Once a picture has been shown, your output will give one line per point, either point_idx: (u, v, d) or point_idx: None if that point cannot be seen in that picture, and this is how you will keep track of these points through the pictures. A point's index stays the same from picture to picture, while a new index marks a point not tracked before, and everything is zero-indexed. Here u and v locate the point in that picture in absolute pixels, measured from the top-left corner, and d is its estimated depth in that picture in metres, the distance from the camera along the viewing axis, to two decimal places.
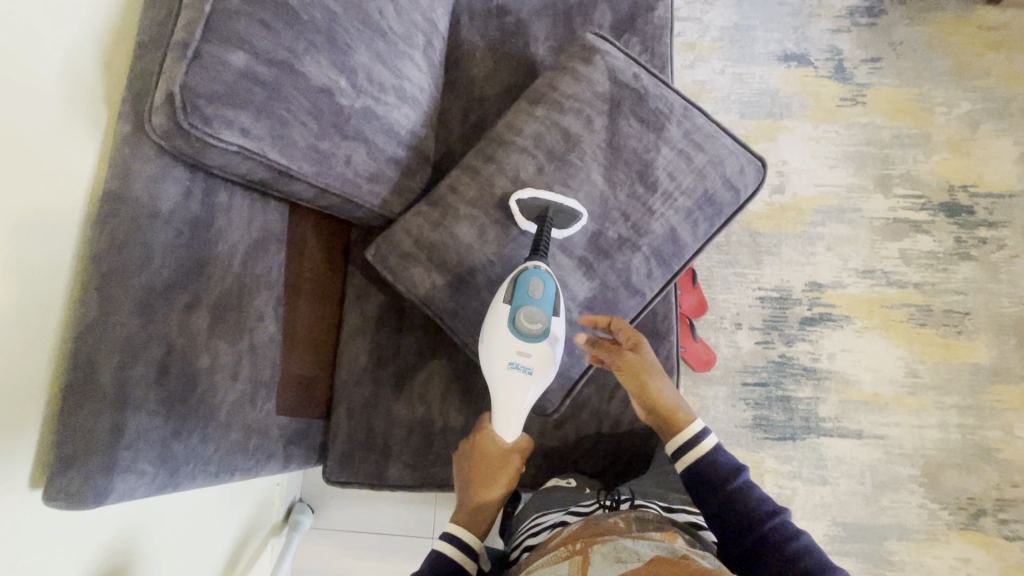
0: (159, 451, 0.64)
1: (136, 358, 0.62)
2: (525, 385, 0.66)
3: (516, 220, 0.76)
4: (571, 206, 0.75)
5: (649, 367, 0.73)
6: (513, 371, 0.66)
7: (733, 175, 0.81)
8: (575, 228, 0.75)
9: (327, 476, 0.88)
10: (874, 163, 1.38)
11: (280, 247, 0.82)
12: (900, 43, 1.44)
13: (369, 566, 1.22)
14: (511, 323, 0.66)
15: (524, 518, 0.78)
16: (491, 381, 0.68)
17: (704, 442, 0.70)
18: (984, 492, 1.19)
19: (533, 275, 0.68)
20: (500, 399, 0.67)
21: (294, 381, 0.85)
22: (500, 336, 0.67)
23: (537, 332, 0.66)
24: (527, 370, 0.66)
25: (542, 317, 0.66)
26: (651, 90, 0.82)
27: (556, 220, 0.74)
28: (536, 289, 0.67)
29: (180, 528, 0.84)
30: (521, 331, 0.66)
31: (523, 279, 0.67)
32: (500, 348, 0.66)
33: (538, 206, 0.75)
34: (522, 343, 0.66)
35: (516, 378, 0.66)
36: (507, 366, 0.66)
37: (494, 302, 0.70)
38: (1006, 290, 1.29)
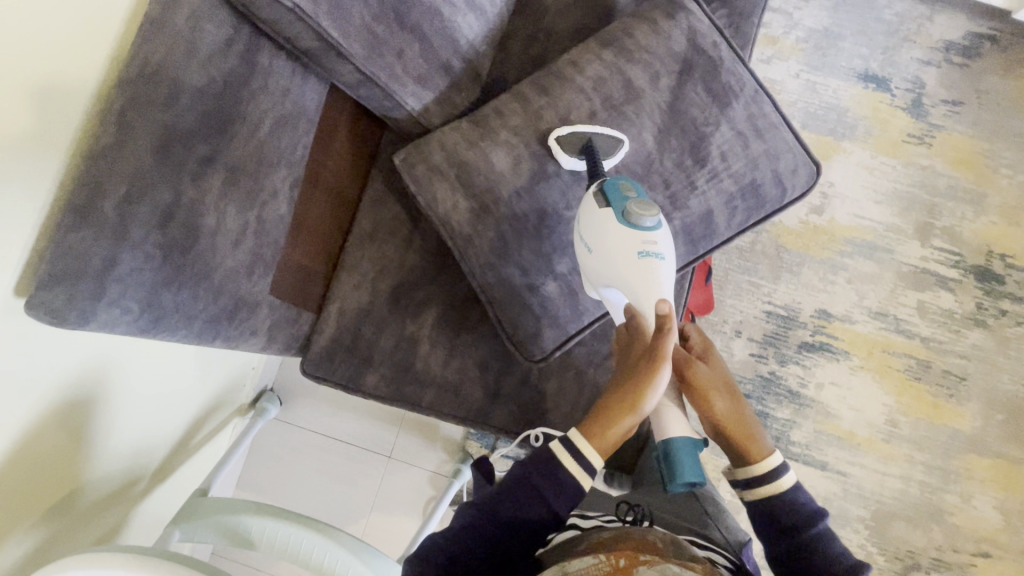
0: (148, 295, 0.63)
1: (143, 195, 0.60)
2: (660, 271, 0.62)
3: (557, 156, 0.73)
4: (611, 133, 0.72)
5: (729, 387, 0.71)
6: (646, 259, 0.62)
7: (785, 172, 0.78)
8: (619, 155, 0.72)
9: (304, 367, 0.88)
10: (920, 209, 1.33)
11: (308, 128, 0.80)
12: (986, 92, 1.37)
13: (323, 468, 1.25)
14: (622, 216, 0.63)
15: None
16: (625, 282, 0.63)
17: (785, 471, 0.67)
18: (924, 549, 1.22)
19: (618, 179, 0.67)
20: (644, 291, 0.62)
21: (293, 267, 0.84)
22: (617, 234, 0.63)
23: (651, 221, 0.64)
24: (658, 256, 0.63)
25: (651, 205, 0.65)
26: (726, 63, 0.78)
27: (602, 151, 0.71)
28: (628, 189, 0.66)
29: (149, 378, 0.85)
30: (636, 223, 0.63)
31: (611, 184, 0.67)
32: (623, 245, 0.63)
33: (579, 138, 0.72)
34: (643, 233, 0.63)
35: (650, 267, 0.62)
36: (638, 254, 0.62)
37: (585, 219, 0.67)
38: (1009, 367, 1.27)
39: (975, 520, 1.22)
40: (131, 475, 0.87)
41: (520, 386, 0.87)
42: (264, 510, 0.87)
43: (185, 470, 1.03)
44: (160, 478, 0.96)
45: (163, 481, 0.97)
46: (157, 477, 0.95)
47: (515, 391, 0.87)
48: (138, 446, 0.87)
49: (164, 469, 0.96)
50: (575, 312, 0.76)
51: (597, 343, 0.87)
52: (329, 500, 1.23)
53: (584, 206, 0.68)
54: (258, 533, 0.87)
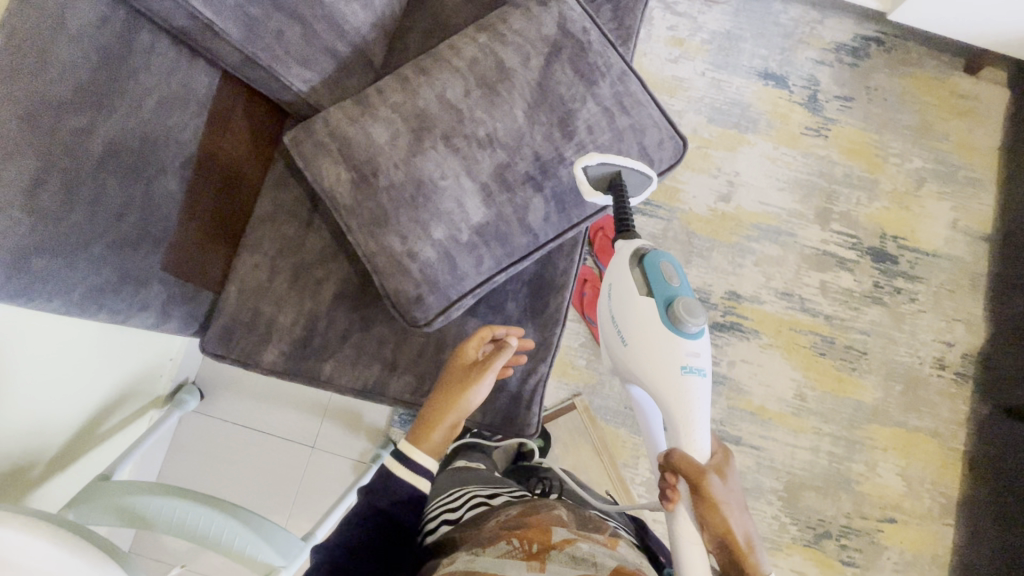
0: (18, 260, 0.64)
1: (8, 161, 0.61)
2: (698, 386, 0.71)
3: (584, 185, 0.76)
4: (643, 168, 0.78)
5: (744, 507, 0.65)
6: (686, 375, 0.71)
7: (651, 146, 0.84)
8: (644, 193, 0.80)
9: (203, 346, 0.89)
10: (819, 195, 1.42)
11: (200, 110, 0.83)
12: (874, 89, 1.48)
13: (245, 462, 1.24)
14: (669, 316, 0.71)
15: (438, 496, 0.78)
16: (660, 386, 0.72)
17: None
18: (834, 517, 1.27)
19: (669, 264, 0.74)
20: (688, 401, 0.70)
21: (188, 244, 0.86)
22: (666, 336, 0.71)
23: (694, 328, 0.71)
24: (698, 372, 0.71)
25: (698, 306, 0.72)
26: (594, 46, 0.84)
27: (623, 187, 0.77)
28: (675, 278, 0.73)
29: (43, 359, 0.84)
30: (681, 326, 0.71)
31: (660, 270, 0.73)
32: (670, 349, 0.71)
33: (610, 172, 0.77)
34: (687, 340, 0.71)
35: (689, 382, 0.71)
36: (680, 369, 0.71)
37: (628, 299, 0.75)
38: (905, 340, 1.35)
39: (880, 487, 1.28)
40: (25, 458, 0.85)
41: (416, 358, 0.90)
42: (162, 489, 0.87)
43: (90, 458, 1.01)
44: (61, 464, 0.94)
45: (64, 468, 0.95)
46: (57, 463, 0.93)
47: (411, 363, 0.89)
48: (32, 428, 0.86)
49: (65, 456, 0.95)
50: (455, 277, 0.79)
51: (491, 314, 0.91)
52: (250, 494, 1.22)
53: (627, 280, 0.76)
54: (155, 512, 0.86)
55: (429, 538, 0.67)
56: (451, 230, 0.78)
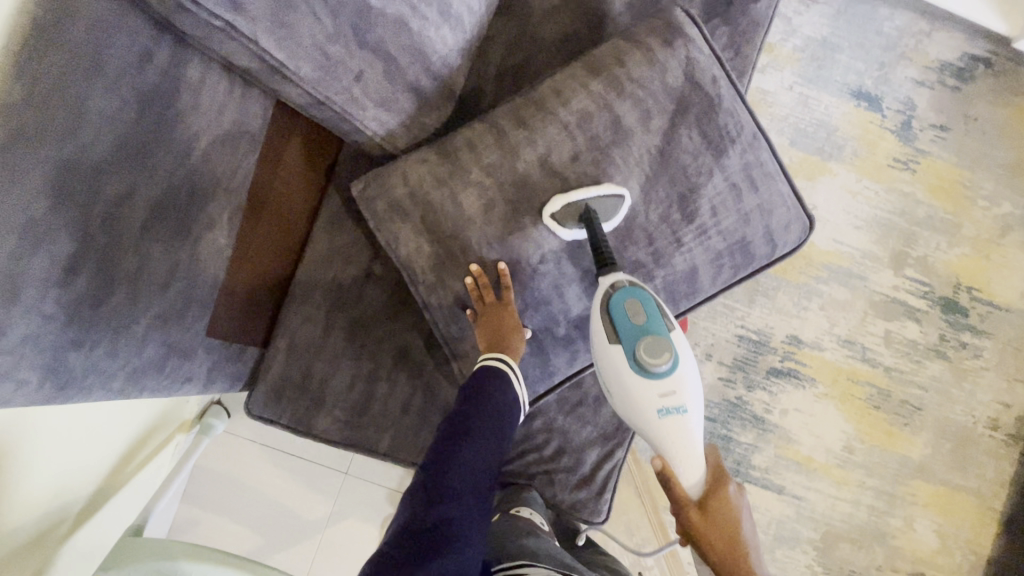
0: (50, 360, 0.53)
1: (38, 250, 0.49)
2: (684, 423, 0.63)
3: (557, 229, 0.67)
4: (609, 189, 0.67)
5: (737, 529, 0.66)
6: (668, 415, 0.63)
7: (777, 228, 0.75)
8: (621, 214, 0.68)
9: (249, 408, 0.81)
10: (897, 236, 1.32)
11: (252, 148, 0.70)
12: (974, 119, 1.34)
13: (277, 485, 1.19)
14: (634, 367, 0.62)
15: (506, 558, 0.71)
16: (642, 429, 0.65)
17: None
18: (865, 569, 1.27)
19: (631, 296, 0.64)
20: (670, 450, 0.64)
21: (236, 303, 0.75)
22: (635, 389, 0.63)
23: (665, 365, 0.62)
24: (680, 410, 0.63)
25: (665, 344, 0.62)
26: (724, 103, 0.72)
27: (602, 215, 0.67)
28: (638, 312, 0.63)
29: (70, 418, 0.76)
30: (650, 372, 0.62)
31: (621, 306, 0.63)
32: (642, 401, 0.63)
33: (575, 207, 0.66)
34: (659, 384, 0.62)
35: (673, 422, 0.63)
36: (658, 412, 0.63)
37: (597, 345, 0.66)
38: (963, 398, 1.30)
39: (915, 542, 1.28)
40: (52, 519, 0.78)
41: None
42: (207, 556, 0.80)
43: (120, 499, 0.95)
44: (89, 511, 0.87)
45: (93, 514, 0.88)
46: (84, 514, 0.86)
47: None
48: (58, 487, 0.78)
49: (93, 502, 0.88)
50: (543, 371, 0.74)
51: (568, 390, 0.83)
52: (281, 518, 1.18)
53: (592, 322, 0.66)
54: None
55: None
56: (548, 321, 0.71)
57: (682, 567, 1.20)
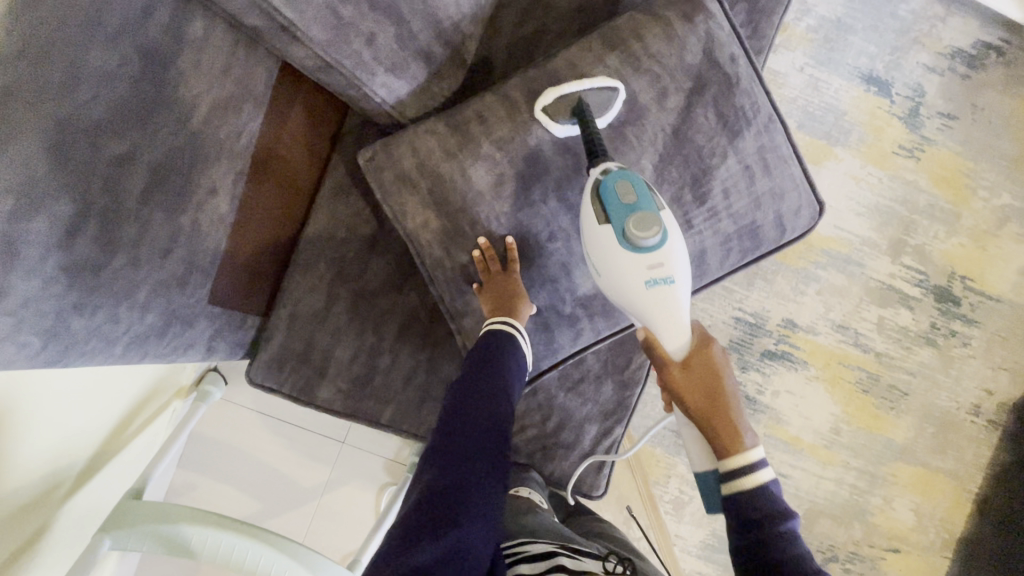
0: (52, 324, 0.52)
1: (38, 211, 0.48)
2: (673, 293, 0.60)
3: (550, 126, 0.66)
4: (602, 83, 0.66)
5: (719, 380, 0.62)
6: (656, 286, 0.60)
7: (787, 213, 0.75)
8: (616, 107, 0.66)
9: (249, 377, 0.81)
10: (896, 224, 1.32)
11: (256, 111, 0.68)
12: (981, 108, 1.33)
13: (274, 452, 1.20)
14: (622, 245, 0.59)
15: (508, 538, 0.71)
16: (632, 308, 0.62)
17: (757, 471, 0.59)
18: (843, 544, 1.32)
19: (618, 176, 0.60)
20: (653, 317, 0.61)
21: (238, 271, 0.74)
22: (622, 263, 0.60)
23: (656, 238, 0.59)
24: (668, 281, 0.60)
25: (655, 220, 0.58)
26: (742, 82, 0.71)
27: (597, 108, 0.66)
28: (627, 191, 0.59)
29: (68, 381, 0.76)
30: (641, 246, 0.59)
31: (608, 186, 0.60)
32: (630, 275, 0.60)
33: (568, 101, 0.66)
34: (648, 258, 0.59)
35: (661, 292, 0.60)
36: (646, 284, 0.60)
37: (586, 231, 0.63)
38: (948, 384, 1.33)
39: (892, 520, 1.33)
40: (53, 480, 0.78)
41: None
42: (207, 519, 0.82)
43: (117, 463, 0.95)
44: (88, 475, 0.87)
45: (92, 478, 0.88)
46: (83, 475, 0.86)
47: None
48: (58, 449, 0.78)
49: (92, 466, 0.88)
50: (547, 348, 0.74)
51: (570, 368, 0.84)
52: (278, 484, 1.19)
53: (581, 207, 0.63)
54: (200, 542, 0.82)
55: None
56: (553, 299, 0.71)
57: (669, 539, 1.24)
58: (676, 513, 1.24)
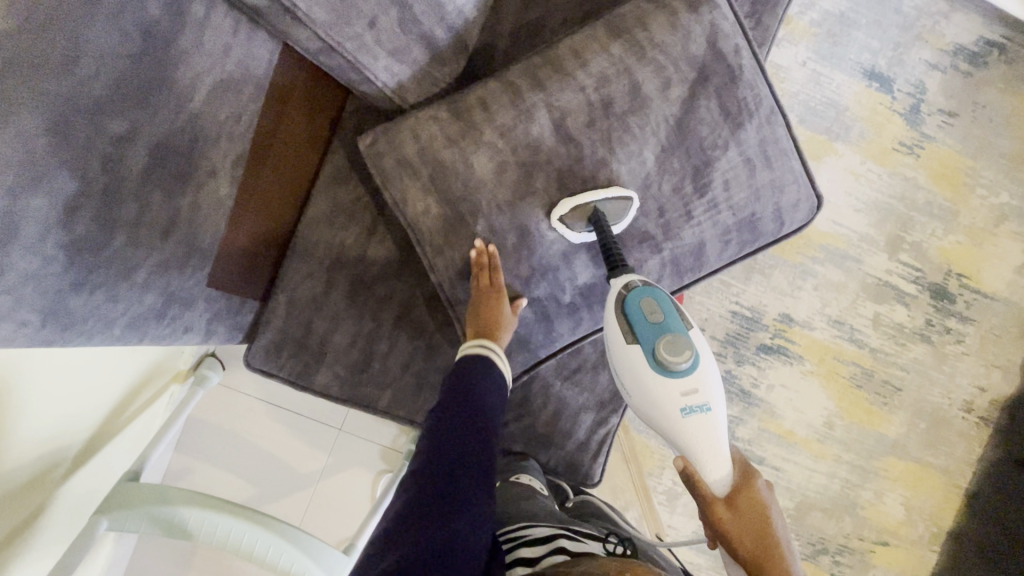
0: (51, 302, 0.52)
1: (36, 187, 0.47)
2: (710, 421, 0.64)
3: (568, 234, 0.67)
4: (618, 193, 0.66)
5: (769, 525, 0.63)
6: (692, 415, 0.63)
7: (786, 206, 0.75)
8: (630, 214, 0.67)
9: (247, 360, 0.81)
10: (894, 220, 1.33)
11: (256, 93, 0.69)
12: (982, 106, 1.33)
13: (270, 438, 1.20)
14: (655, 366, 0.63)
15: (506, 523, 0.71)
16: (668, 431, 0.65)
17: None
18: (833, 536, 1.34)
19: (646, 296, 0.64)
20: (695, 448, 0.64)
21: (237, 254, 0.73)
22: (658, 387, 0.63)
23: (687, 363, 0.63)
24: (703, 408, 0.64)
25: (685, 342, 0.63)
26: (745, 74, 0.71)
27: (610, 217, 0.67)
28: (654, 310, 0.64)
29: (65, 362, 0.76)
30: (673, 370, 0.63)
31: (637, 307, 0.64)
32: (665, 401, 0.64)
33: (585, 210, 0.66)
34: (682, 383, 0.63)
35: (699, 421, 0.63)
36: (682, 411, 0.63)
37: (616, 349, 0.67)
38: (941, 381, 1.35)
39: (882, 514, 1.34)
40: (50, 460, 0.78)
41: None
42: (203, 501, 0.82)
43: (114, 446, 0.95)
44: (85, 456, 0.88)
45: (89, 460, 0.88)
46: (80, 457, 0.86)
47: None
48: (56, 431, 0.78)
49: (89, 449, 0.88)
50: (545, 336, 0.75)
51: (567, 357, 0.84)
52: (275, 470, 1.20)
53: (609, 321, 0.67)
54: (196, 524, 0.82)
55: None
56: (553, 288, 0.71)
57: (662, 529, 1.25)
58: (669, 504, 1.25)
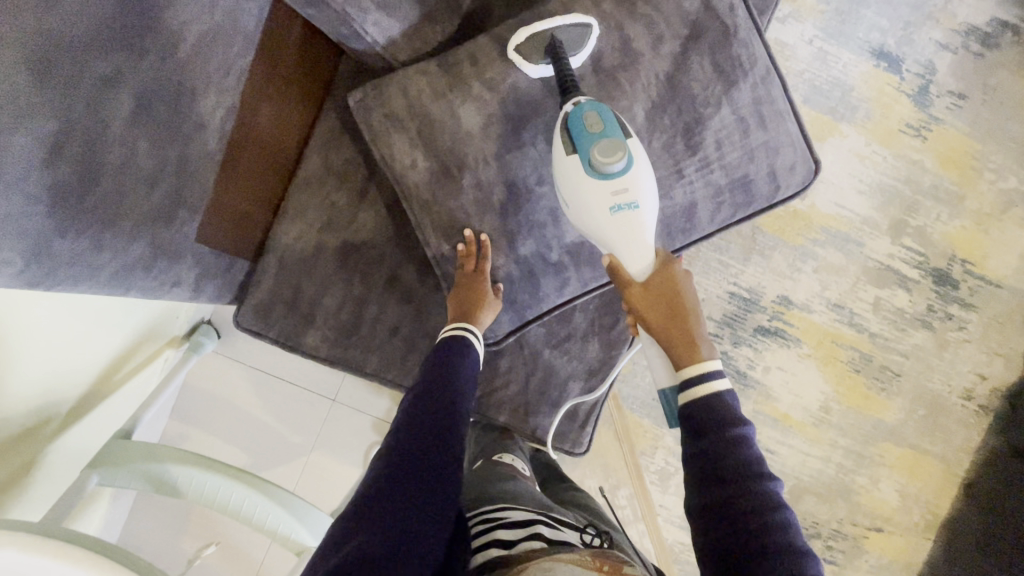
0: (36, 243, 0.52)
1: (20, 124, 0.48)
2: (637, 219, 0.62)
3: (526, 67, 0.65)
4: (576, 19, 0.64)
5: (676, 291, 0.63)
6: (620, 213, 0.61)
7: (781, 168, 0.74)
8: (590, 42, 0.65)
9: (237, 321, 0.81)
10: (899, 204, 1.30)
11: (247, 47, 0.69)
12: (993, 89, 1.30)
13: (265, 407, 1.21)
14: (588, 170, 0.60)
15: (484, 504, 0.71)
16: (597, 232, 0.63)
17: (714, 376, 0.59)
18: (827, 521, 1.33)
19: (587, 107, 0.61)
20: (620, 244, 0.63)
21: (226, 211, 0.74)
22: (587, 189, 0.61)
23: (620, 165, 0.60)
24: (632, 206, 0.61)
25: (620, 144, 0.60)
26: (740, 32, 0.70)
27: (571, 46, 0.64)
28: (594, 120, 0.60)
29: (59, 318, 0.77)
30: (605, 172, 0.60)
31: (576, 115, 0.61)
32: (594, 202, 0.61)
33: (542, 38, 0.64)
34: (613, 183, 0.61)
35: (625, 218, 0.61)
36: (611, 209, 0.61)
37: (553, 161, 0.64)
38: (941, 368, 1.33)
39: (877, 500, 1.33)
40: (44, 413, 0.80)
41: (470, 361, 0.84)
42: (192, 460, 0.83)
43: (108, 406, 0.96)
44: (79, 413, 0.89)
45: (82, 417, 0.90)
46: (74, 413, 0.88)
47: None
48: (50, 385, 0.79)
49: (83, 406, 0.89)
50: (533, 299, 0.74)
51: (556, 324, 0.84)
52: (269, 440, 1.21)
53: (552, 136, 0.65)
54: (185, 482, 0.83)
55: (478, 555, 0.60)
56: (541, 249, 0.71)
57: (653, 508, 1.25)
58: (661, 483, 1.25)
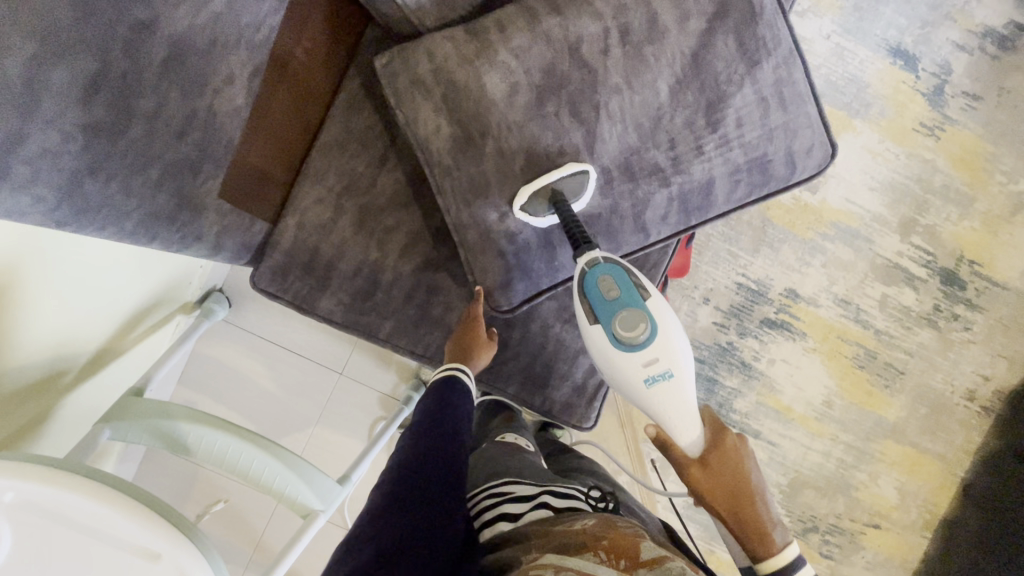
0: (66, 182, 0.53)
1: (60, 60, 0.49)
2: (674, 386, 0.64)
3: (535, 221, 0.69)
4: (572, 168, 0.66)
5: (740, 479, 0.67)
6: (655, 383, 0.64)
7: (799, 151, 0.75)
8: (589, 187, 0.68)
9: (253, 282, 0.81)
10: (909, 202, 1.31)
11: (276, 6, 0.70)
12: (1008, 91, 1.31)
13: (273, 377, 1.22)
14: (615, 345, 0.64)
15: (495, 476, 0.73)
16: (636, 402, 0.67)
17: (791, 559, 0.65)
18: (825, 515, 1.34)
19: (603, 273, 0.64)
20: (663, 416, 0.66)
21: (248, 168, 0.74)
22: (621, 364, 0.65)
23: (646, 333, 0.63)
24: (666, 376, 0.64)
25: (640, 315, 0.63)
26: (767, 13, 0.71)
27: (570, 193, 0.67)
28: (610, 287, 0.64)
29: (79, 272, 0.77)
30: (632, 343, 0.64)
31: (592, 283, 0.65)
32: (628, 376, 0.65)
33: (545, 192, 0.67)
34: (642, 355, 0.64)
35: (662, 389, 0.64)
36: (645, 382, 0.64)
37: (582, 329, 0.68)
38: (945, 367, 1.33)
39: (875, 497, 1.34)
40: (58, 365, 0.80)
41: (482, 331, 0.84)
42: (202, 418, 0.83)
43: (119, 365, 0.97)
44: (93, 368, 0.90)
45: (95, 373, 0.90)
46: (88, 368, 0.88)
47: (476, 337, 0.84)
48: (66, 337, 0.79)
49: (96, 362, 0.90)
50: (548, 268, 0.75)
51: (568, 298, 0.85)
52: (276, 410, 1.22)
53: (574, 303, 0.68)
54: (195, 440, 0.83)
55: (489, 533, 0.61)
56: None
57: (654, 495, 1.25)
58: (661, 470, 1.25)
